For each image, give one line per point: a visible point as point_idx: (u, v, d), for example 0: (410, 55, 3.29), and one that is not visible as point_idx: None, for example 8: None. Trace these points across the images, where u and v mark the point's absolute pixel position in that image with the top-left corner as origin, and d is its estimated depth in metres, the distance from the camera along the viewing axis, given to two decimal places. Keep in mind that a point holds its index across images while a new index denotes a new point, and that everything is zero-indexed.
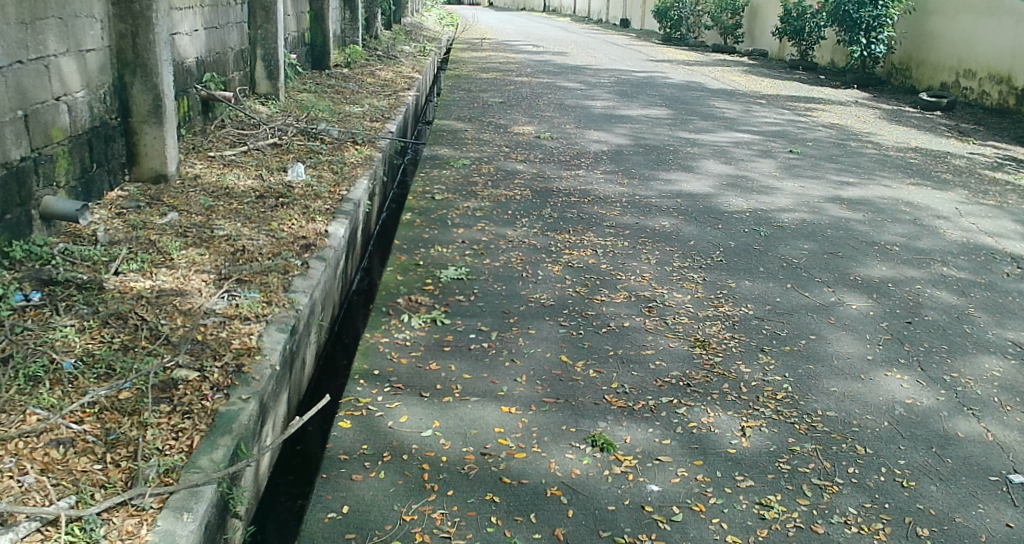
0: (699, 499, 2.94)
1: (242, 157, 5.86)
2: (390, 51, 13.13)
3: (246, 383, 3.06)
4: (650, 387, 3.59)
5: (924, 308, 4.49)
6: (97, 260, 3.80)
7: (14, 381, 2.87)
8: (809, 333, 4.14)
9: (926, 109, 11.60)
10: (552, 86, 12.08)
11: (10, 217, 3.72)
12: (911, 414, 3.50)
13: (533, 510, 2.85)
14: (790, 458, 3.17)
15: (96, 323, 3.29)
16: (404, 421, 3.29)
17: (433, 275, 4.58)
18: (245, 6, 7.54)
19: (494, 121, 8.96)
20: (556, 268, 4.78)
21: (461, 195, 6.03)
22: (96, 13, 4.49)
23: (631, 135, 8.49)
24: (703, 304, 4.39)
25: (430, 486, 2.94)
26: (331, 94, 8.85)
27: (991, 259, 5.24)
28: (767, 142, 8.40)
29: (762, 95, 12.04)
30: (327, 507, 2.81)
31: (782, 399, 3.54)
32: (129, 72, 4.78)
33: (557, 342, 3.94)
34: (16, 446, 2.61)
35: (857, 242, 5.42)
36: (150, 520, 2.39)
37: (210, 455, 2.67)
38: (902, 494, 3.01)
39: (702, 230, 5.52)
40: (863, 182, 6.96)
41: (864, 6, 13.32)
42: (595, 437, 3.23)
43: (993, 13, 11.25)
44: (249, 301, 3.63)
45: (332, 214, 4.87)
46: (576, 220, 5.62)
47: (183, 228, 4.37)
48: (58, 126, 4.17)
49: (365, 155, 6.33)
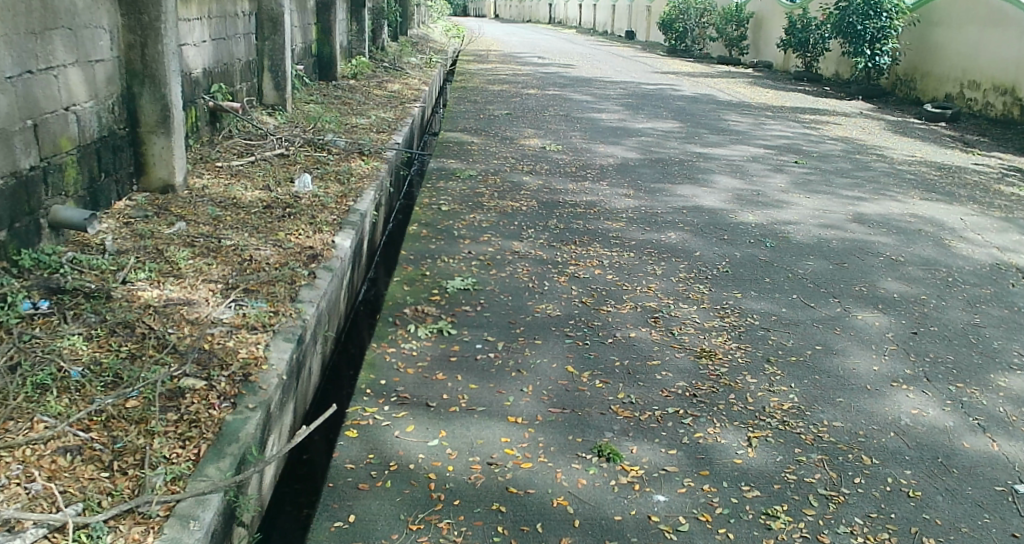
0: (705, 509, 2.94)
1: (249, 168, 5.89)
2: (396, 62, 13.20)
3: (253, 393, 3.07)
4: (656, 398, 3.59)
5: (930, 319, 4.50)
6: (105, 269, 3.82)
7: (22, 388, 2.89)
8: (816, 344, 4.14)
9: (931, 120, 11.62)
10: (558, 98, 12.13)
11: (19, 226, 3.75)
12: (917, 425, 3.50)
13: (539, 519, 2.85)
14: (797, 469, 3.16)
15: (104, 331, 3.30)
16: (410, 431, 3.30)
17: (439, 285, 4.60)
18: (254, 17, 7.59)
19: (501, 133, 9.01)
20: (562, 279, 4.79)
21: (468, 207, 6.05)
22: (106, 24, 4.53)
23: (638, 148, 8.52)
24: (709, 315, 4.40)
25: (436, 496, 2.94)
26: (338, 105, 8.89)
27: (997, 270, 5.26)
28: (774, 155, 8.43)
29: (768, 107, 12.07)
30: (333, 516, 2.82)
31: (788, 410, 3.54)
32: (138, 83, 4.82)
33: (563, 353, 3.94)
34: (24, 453, 2.62)
35: (863, 254, 5.44)
36: (157, 528, 2.40)
37: (216, 464, 2.68)
38: (909, 504, 3.01)
39: (709, 242, 5.54)
40: (871, 195, 6.99)
41: (870, 18, 13.36)
42: (601, 447, 3.23)
43: (998, 24, 11.28)
44: (256, 310, 3.65)
45: (339, 225, 4.89)
46: (582, 231, 5.64)
47: (191, 237, 4.40)
48: (67, 136, 4.20)
49: (372, 166, 6.37)
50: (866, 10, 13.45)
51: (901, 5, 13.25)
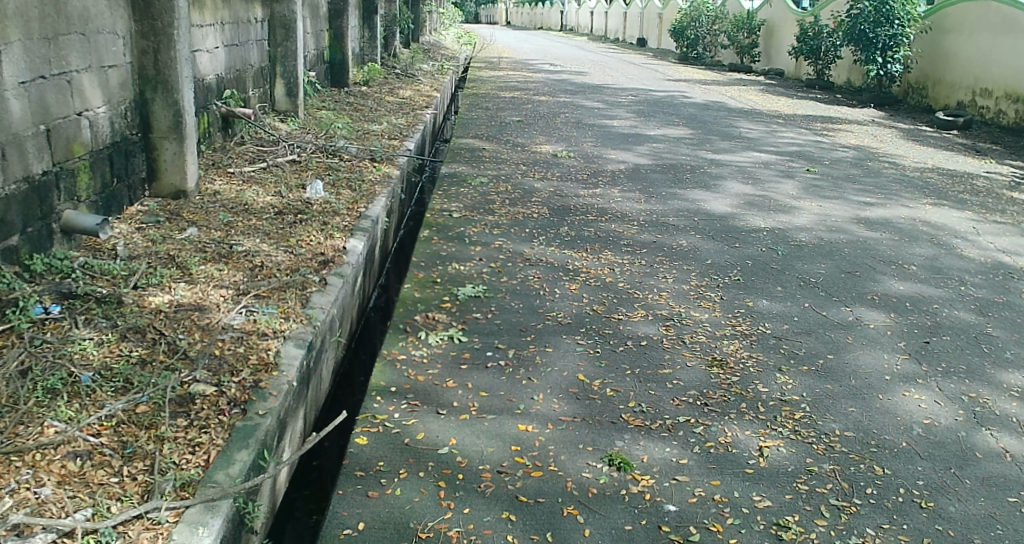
0: (716, 519, 2.91)
1: (261, 174, 5.90)
2: (408, 69, 13.25)
3: (263, 399, 3.06)
4: (667, 406, 3.56)
5: (942, 328, 4.44)
6: (117, 275, 3.82)
7: (33, 393, 2.89)
8: (827, 352, 4.11)
9: (943, 127, 11.48)
10: (570, 104, 12.14)
11: (32, 230, 3.77)
12: (930, 434, 3.46)
13: (548, 529, 2.83)
14: (808, 479, 3.13)
15: (115, 336, 3.31)
16: (421, 438, 3.28)
17: (450, 293, 4.59)
18: (266, 23, 7.63)
19: (512, 140, 8.99)
20: (573, 286, 4.77)
21: (479, 213, 6.05)
22: (119, 30, 4.56)
23: (651, 155, 8.48)
24: (721, 323, 4.37)
25: (446, 504, 2.92)
26: (349, 111, 8.92)
27: (1009, 278, 5.22)
28: (786, 162, 8.39)
29: (779, 115, 12.02)
30: (342, 524, 2.81)
31: (800, 419, 3.51)
32: (151, 89, 4.83)
33: (575, 361, 3.91)
34: (34, 458, 2.61)
35: (875, 261, 5.40)
36: (166, 533, 2.39)
37: (226, 470, 2.68)
38: (921, 515, 2.97)
39: (720, 250, 5.50)
40: (883, 202, 6.95)
41: (881, 26, 13.36)
42: (612, 456, 3.21)
43: (1009, 32, 11.27)
44: (267, 316, 3.65)
45: (350, 231, 4.90)
46: (593, 238, 5.61)
47: (203, 243, 4.40)
48: (80, 141, 4.21)
49: (383, 172, 6.37)
50: (877, 17, 13.45)
51: (912, 13, 13.25)
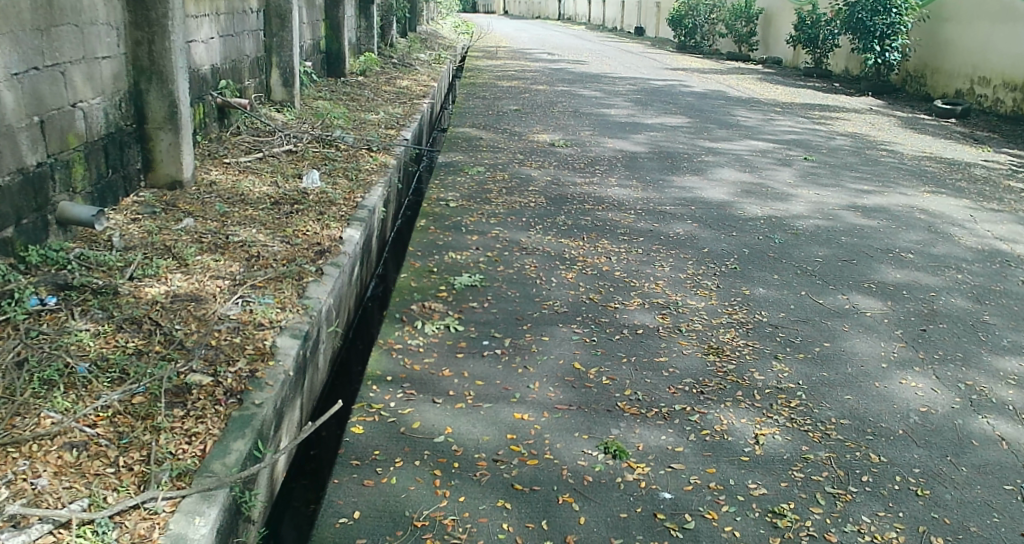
0: (711, 506, 2.92)
1: (257, 164, 5.89)
2: (405, 59, 13.22)
3: (259, 389, 3.06)
4: (663, 395, 3.57)
5: (939, 316, 4.44)
6: (112, 266, 3.82)
7: (29, 384, 2.89)
8: (824, 340, 4.11)
9: (941, 116, 11.47)
10: (567, 93, 12.11)
11: (27, 221, 3.77)
12: (927, 422, 3.47)
13: (544, 517, 2.84)
14: (803, 466, 3.14)
15: (111, 327, 3.31)
16: (417, 427, 3.29)
17: (447, 282, 4.58)
18: (262, 14, 7.60)
19: (509, 129, 8.97)
20: (569, 275, 4.77)
21: (475, 202, 6.04)
22: (112, 21, 4.54)
23: (649, 143, 8.47)
24: (718, 311, 4.37)
25: (441, 492, 2.93)
26: (346, 101, 8.90)
27: (1006, 265, 5.21)
28: (783, 150, 8.38)
29: (777, 103, 12.00)
30: (338, 512, 2.82)
31: (795, 407, 3.51)
32: (145, 79, 4.82)
33: (570, 350, 3.92)
34: (30, 449, 2.62)
35: (871, 249, 5.40)
36: (162, 523, 2.40)
37: (222, 460, 2.69)
38: (916, 503, 2.98)
39: (717, 238, 5.50)
40: (881, 190, 6.94)
41: (879, 14, 13.31)
42: (608, 444, 3.21)
43: (1007, 20, 11.23)
44: (263, 306, 3.65)
45: (347, 221, 4.89)
46: (591, 227, 5.61)
47: (198, 234, 4.40)
48: (74, 133, 4.20)
49: (380, 162, 6.37)
50: (875, 6, 13.40)
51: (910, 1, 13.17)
